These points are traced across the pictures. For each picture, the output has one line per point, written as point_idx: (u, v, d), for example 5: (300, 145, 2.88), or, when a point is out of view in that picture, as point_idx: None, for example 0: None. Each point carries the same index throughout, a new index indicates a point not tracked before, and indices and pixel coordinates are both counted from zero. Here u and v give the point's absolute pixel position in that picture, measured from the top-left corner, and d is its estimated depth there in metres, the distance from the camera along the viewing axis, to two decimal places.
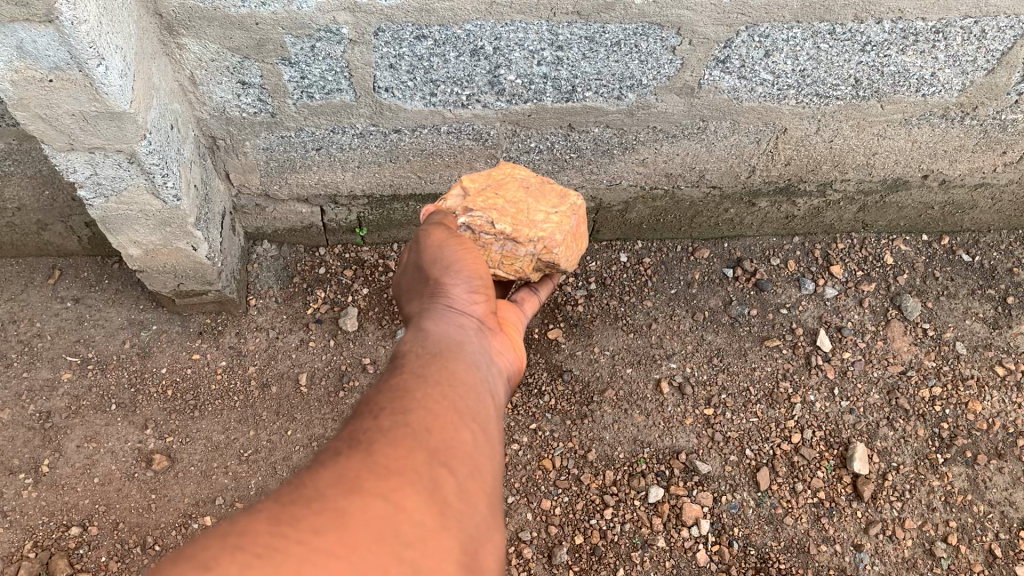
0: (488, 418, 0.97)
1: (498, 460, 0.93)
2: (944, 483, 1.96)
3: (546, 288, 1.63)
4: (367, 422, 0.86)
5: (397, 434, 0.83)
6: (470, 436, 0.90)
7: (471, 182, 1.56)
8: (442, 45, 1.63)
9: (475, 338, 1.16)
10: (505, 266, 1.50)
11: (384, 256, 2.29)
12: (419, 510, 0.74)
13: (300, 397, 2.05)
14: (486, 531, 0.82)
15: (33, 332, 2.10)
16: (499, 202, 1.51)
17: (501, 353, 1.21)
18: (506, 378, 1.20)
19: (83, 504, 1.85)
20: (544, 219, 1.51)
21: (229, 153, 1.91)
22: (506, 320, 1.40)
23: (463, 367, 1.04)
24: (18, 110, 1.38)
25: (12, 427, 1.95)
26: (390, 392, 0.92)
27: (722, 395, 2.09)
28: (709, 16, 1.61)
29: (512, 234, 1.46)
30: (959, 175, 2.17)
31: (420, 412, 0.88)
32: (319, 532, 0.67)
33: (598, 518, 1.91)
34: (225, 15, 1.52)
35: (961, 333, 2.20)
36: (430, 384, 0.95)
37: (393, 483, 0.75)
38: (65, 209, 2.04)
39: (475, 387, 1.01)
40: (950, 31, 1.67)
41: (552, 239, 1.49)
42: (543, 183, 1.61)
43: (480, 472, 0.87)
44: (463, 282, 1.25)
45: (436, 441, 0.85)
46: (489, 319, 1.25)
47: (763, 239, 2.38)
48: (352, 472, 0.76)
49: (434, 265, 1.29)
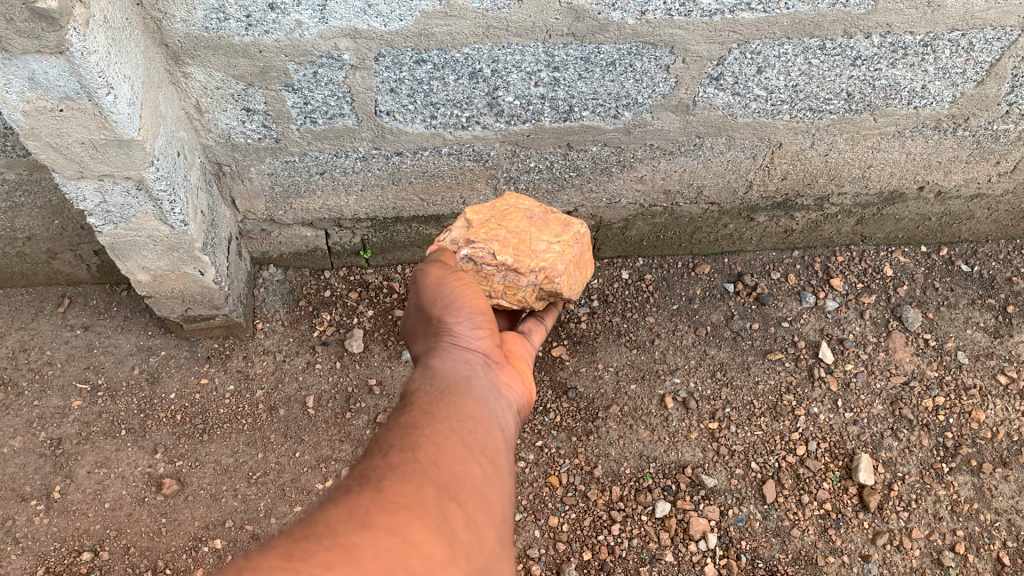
0: (497, 452, 1.00)
1: (507, 492, 0.95)
2: (950, 493, 1.96)
3: (550, 318, 1.65)
4: (377, 459, 0.87)
5: (406, 470, 0.85)
6: (478, 470, 0.92)
7: (475, 212, 1.58)
8: (441, 68, 1.67)
9: (482, 372, 1.19)
10: (508, 296, 1.53)
11: (388, 277, 2.32)
12: (428, 542, 0.76)
13: (307, 419, 2.07)
14: (496, 563, 0.83)
15: (43, 360, 2.13)
16: (502, 231, 1.54)
17: (509, 385, 1.24)
18: (516, 410, 1.22)
19: (94, 529, 1.87)
20: (546, 248, 1.53)
21: (234, 180, 1.94)
22: (514, 352, 1.42)
23: (470, 402, 1.06)
24: (30, 139, 1.41)
25: (24, 455, 1.97)
26: (398, 430, 0.94)
27: (727, 409, 2.10)
28: (701, 35, 1.64)
29: (514, 264, 1.48)
30: (955, 186, 2.20)
31: (428, 448, 0.90)
32: (330, 565, 0.68)
33: (606, 534, 1.92)
34: (230, 43, 1.56)
35: (963, 343, 2.22)
36: (438, 421, 0.97)
37: (402, 518, 0.77)
38: (74, 237, 2.07)
39: (483, 421, 1.03)
40: (938, 44, 1.71)
41: (553, 268, 1.51)
42: (547, 213, 1.63)
43: (488, 504, 0.89)
44: (466, 319, 1.28)
45: (444, 476, 0.86)
46: (496, 353, 1.28)
47: (763, 254, 2.40)
48: (363, 508, 0.77)
49: (435, 304, 1.31)
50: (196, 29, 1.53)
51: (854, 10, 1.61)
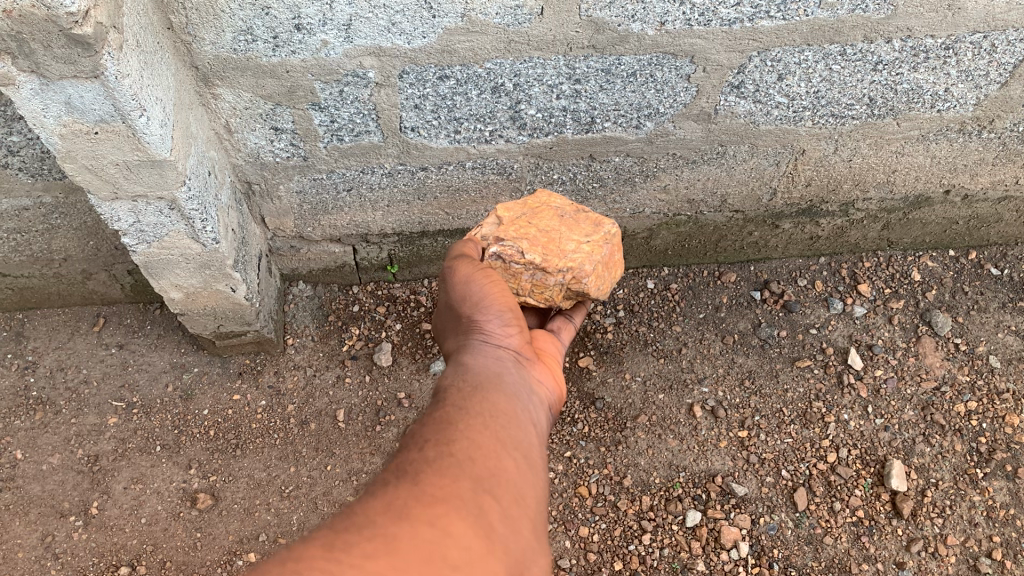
0: (529, 446, 1.01)
1: (540, 486, 0.96)
2: (985, 498, 1.94)
3: (580, 314, 1.66)
4: (413, 453, 0.89)
5: (442, 464, 0.86)
6: (512, 464, 0.93)
7: (506, 210, 1.60)
8: (464, 84, 1.69)
9: (512, 369, 1.20)
10: (535, 294, 1.54)
11: (415, 291, 2.34)
12: (466, 534, 0.77)
13: (338, 433, 2.09)
14: (532, 555, 0.84)
15: (79, 378, 2.17)
16: (532, 230, 1.55)
17: (539, 381, 1.25)
18: (546, 406, 1.24)
19: (131, 544, 1.90)
20: (575, 248, 1.53)
21: (263, 199, 1.98)
22: (544, 351, 1.43)
23: (503, 398, 1.08)
24: (66, 162, 1.46)
25: (63, 471, 2.01)
26: (432, 424, 0.96)
27: (756, 417, 2.10)
28: (721, 44, 1.65)
29: (542, 264, 1.49)
30: (981, 189, 2.18)
31: (463, 442, 0.92)
32: (372, 556, 0.69)
33: (636, 543, 1.92)
34: (258, 65, 1.59)
35: (994, 346, 2.20)
36: (471, 415, 0.99)
37: (440, 510, 0.78)
38: (108, 258, 2.12)
39: (516, 417, 1.04)
40: (960, 46, 1.71)
41: (581, 269, 1.51)
42: (579, 212, 1.63)
43: (521, 497, 0.90)
44: (495, 317, 1.29)
45: (480, 470, 0.88)
46: (526, 350, 1.29)
47: (789, 260, 2.40)
48: (400, 500, 0.78)
49: (465, 301, 1.33)
50: (226, 52, 1.56)
51: (873, 15, 1.62)
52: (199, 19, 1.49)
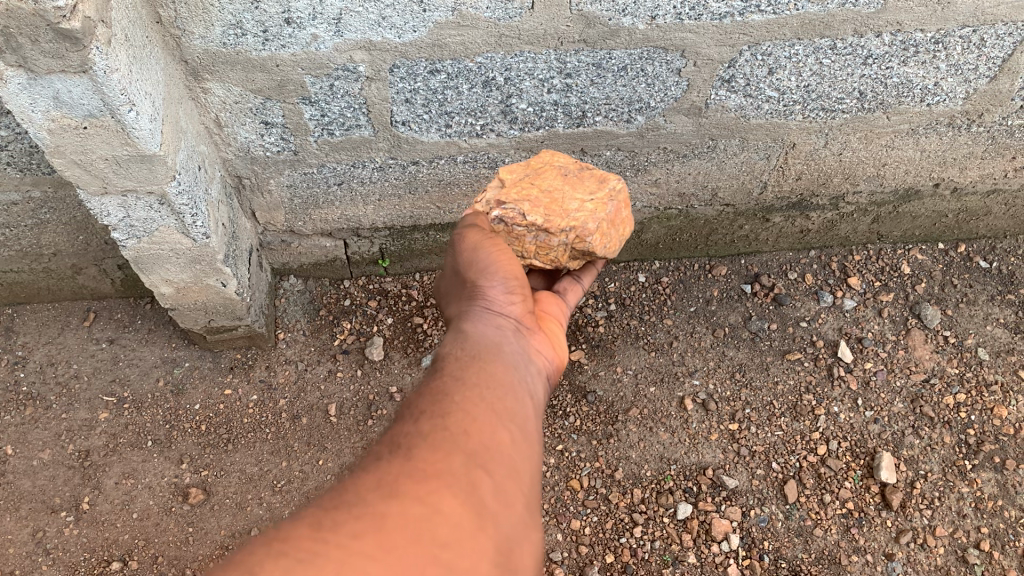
0: (525, 417, 1.01)
1: (536, 457, 0.96)
2: (974, 490, 1.96)
3: (588, 275, 1.64)
4: (408, 426, 0.89)
5: (436, 438, 0.86)
6: (507, 437, 0.93)
7: (509, 173, 1.61)
8: (455, 78, 1.69)
9: (513, 339, 1.20)
10: (541, 256, 1.53)
11: (407, 285, 2.34)
12: (457, 510, 0.77)
13: (330, 427, 2.09)
14: (523, 531, 0.84)
15: (70, 373, 2.16)
16: (534, 193, 1.55)
17: (540, 351, 1.25)
18: (547, 375, 1.24)
19: (123, 539, 1.90)
20: (578, 207, 1.52)
21: (254, 193, 1.97)
22: (548, 315, 1.44)
23: (500, 368, 1.08)
24: (55, 157, 1.45)
25: (53, 467, 2.01)
26: (430, 395, 0.96)
27: (746, 410, 2.11)
28: (711, 38, 1.65)
29: (544, 224, 1.48)
30: (970, 183, 2.19)
31: (458, 415, 0.92)
32: (360, 536, 0.70)
33: (628, 536, 1.92)
34: (247, 59, 1.59)
35: (983, 339, 2.21)
36: (469, 387, 0.99)
37: (431, 487, 0.78)
38: (98, 253, 2.11)
39: (513, 388, 1.04)
40: (949, 41, 1.71)
41: (585, 227, 1.49)
42: (583, 170, 1.63)
43: (516, 470, 0.90)
44: (499, 284, 1.29)
45: (473, 443, 0.88)
46: (527, 319, 1.29)
47: (780, 254, 2.40)
48: (392, 476, 0.79)
49: (470, 267, 1.32)
50: (215, 45, 1.56)
51: (863, 9, 1.62)
52: (188, 13, 1.48)
